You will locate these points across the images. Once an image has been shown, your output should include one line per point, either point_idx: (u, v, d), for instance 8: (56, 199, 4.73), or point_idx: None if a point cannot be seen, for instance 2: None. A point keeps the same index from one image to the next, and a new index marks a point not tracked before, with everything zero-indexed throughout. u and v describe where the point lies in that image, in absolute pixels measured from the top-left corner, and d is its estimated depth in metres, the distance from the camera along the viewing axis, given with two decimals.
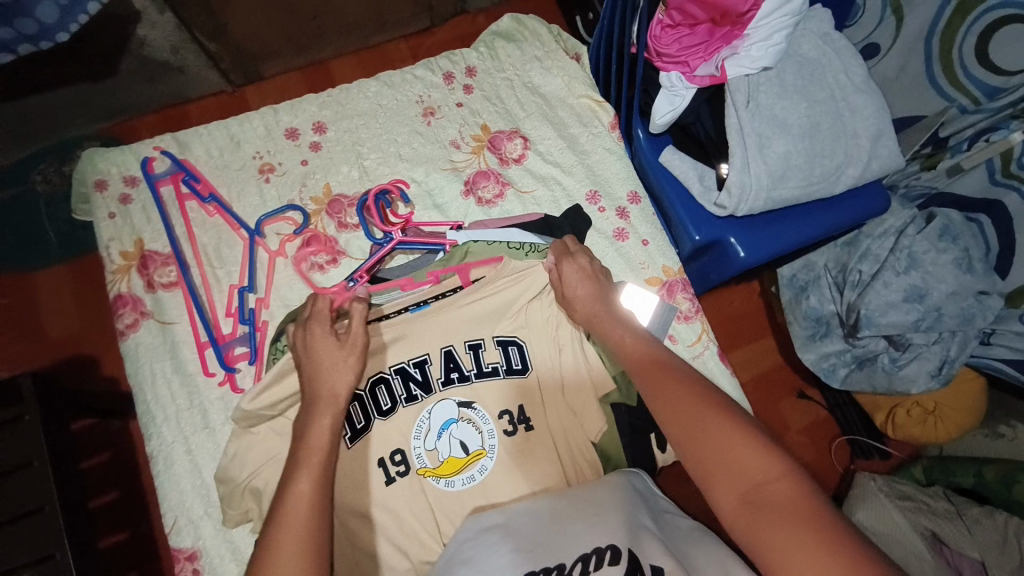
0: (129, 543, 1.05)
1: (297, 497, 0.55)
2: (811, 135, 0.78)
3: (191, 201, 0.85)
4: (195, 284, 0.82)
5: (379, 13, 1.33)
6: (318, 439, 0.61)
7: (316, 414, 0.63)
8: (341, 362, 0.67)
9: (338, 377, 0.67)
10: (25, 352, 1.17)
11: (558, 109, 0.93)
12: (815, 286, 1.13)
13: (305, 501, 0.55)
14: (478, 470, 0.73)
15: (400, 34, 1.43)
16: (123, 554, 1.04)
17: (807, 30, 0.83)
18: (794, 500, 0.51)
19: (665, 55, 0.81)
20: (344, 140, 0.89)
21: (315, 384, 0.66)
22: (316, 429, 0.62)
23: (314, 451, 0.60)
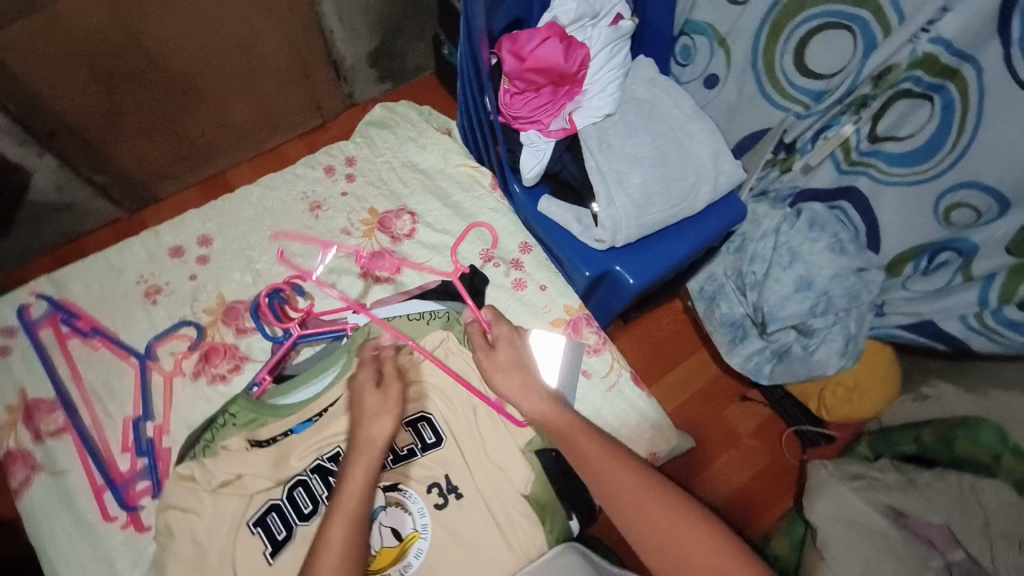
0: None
1: (326, 549, 0.60)
2: (660, 164, 0.87)
3: (74, 339, 0.81)
4: (85, 425, 0.77)
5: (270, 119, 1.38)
6: (354, 490, 0.65)
7: (352, 464, 0.67)
8: (382, 411, 0.71)
9: (377, 424, 0.70)
10: None
11: (439, 180, 0.98)
12: (722, 294, 1.21)
13: (344, 546, 0.61)
14: (413, 556, 0.71)
15: (293, 134, 1.48)
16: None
17: (637, 77, 0.93)
18: None
19: (520, 117, 0.88)
20: (232, 248, 0.90)
21: (363, 431, 0.69)
22: (351, 478, 0.66)
23: (354, 498, 0.64)
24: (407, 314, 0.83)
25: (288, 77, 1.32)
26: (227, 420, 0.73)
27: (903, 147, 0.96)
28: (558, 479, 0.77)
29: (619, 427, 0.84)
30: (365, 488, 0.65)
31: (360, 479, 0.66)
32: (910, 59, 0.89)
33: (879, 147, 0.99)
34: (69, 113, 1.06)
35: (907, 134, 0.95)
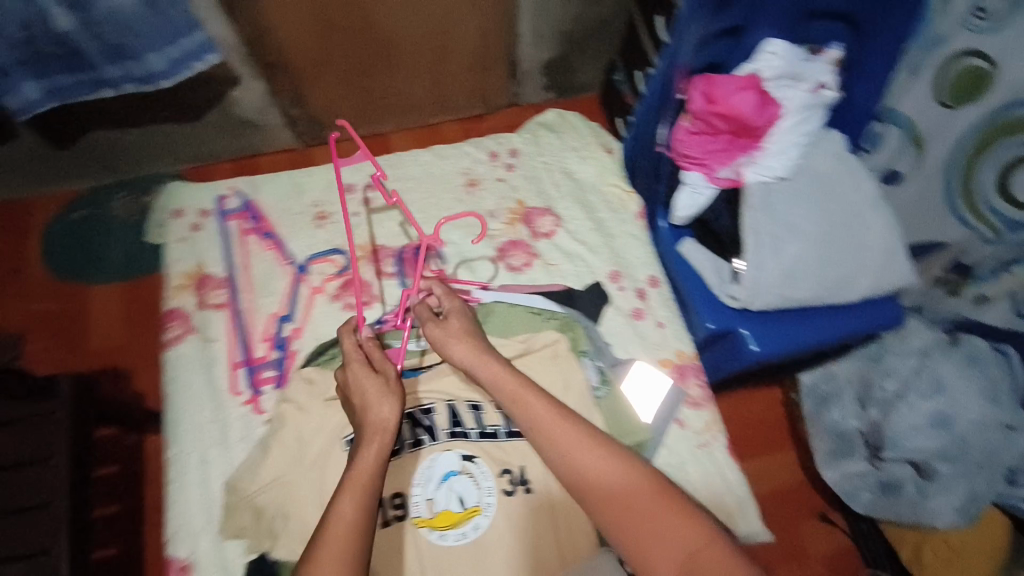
0: (117, 560, 1.08)
1: (339, 516, 0.63)
2: (822, 242, 0.83)
3: (251, 236, 0.94)
4: (240, 308, 0.89)
5: (439, 99, 1.51)
6: (364, 469, 0.67)
7: (364, 441, 0.69)
8: (381, 396, 0.72)
9: (378, 407, 0.71)
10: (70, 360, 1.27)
11: (590, 194, 1.02)
12: (838, 399, 1.11)
13: (344, 526, 0.63)
14: (471, 527, 0.75)
15: (455, 118, 1.60)
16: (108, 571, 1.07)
17: (822, 149, 0.89)
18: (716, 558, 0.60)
19: (689, 157, 0.87)
20: (392, 199, 0.99)
21: (367, 415, 0.71)
22: (363, 455, 0.68)
23: (362, 475, 0.67)
24: (528, 307, 0.87)
25: (471, 63, 1.43)
26: None
27: None
28: None
29: (700, 485, 0.81)
30: (376, 463, 0.68)
31: (367, 461, 0.68)
32: None
33: None
34: (290, 51, 1.23)
35: None
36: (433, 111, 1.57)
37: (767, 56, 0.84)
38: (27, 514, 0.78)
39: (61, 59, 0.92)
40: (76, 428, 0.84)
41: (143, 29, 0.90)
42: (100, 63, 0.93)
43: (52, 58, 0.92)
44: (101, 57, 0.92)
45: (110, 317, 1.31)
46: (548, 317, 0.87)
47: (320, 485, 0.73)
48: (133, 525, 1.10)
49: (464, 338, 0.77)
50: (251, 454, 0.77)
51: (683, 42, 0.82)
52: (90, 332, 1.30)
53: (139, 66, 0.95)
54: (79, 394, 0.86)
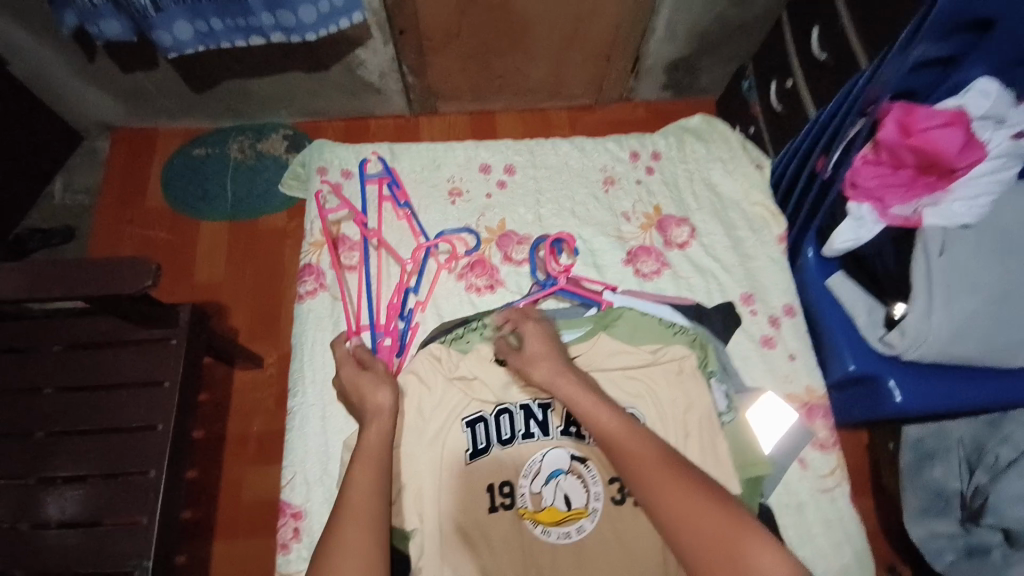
0: (195, 485, 1.16)
1: (353, 488, 0.64)
2: (1003, 302, 0.76)
3: (388, 203, 0.96)
4: (371, 272, 0.91)
5: (555, 85, 1.50)
6: (371, 448, 0.69)
7: (366, 423, 0.71)
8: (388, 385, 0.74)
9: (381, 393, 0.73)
10: (174, 288, 1.34)
11: (730, 209, 0.97)
12: (942, 457, 0.99)
13: (361, 503, 0.63)
14: (576, 529, 0.73)
15: (564, 106, 1.59)
16: (194, 491, 1.15)
17: (1015, 201, 0.81)
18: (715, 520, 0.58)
19: (861, 187, 0.82)
20: (528, 186, 0.98)
21: (368, 402, 0.73)
22: (367, 436, 0.70)
23: (369, 452, 0.68)
24: (659, 317, 0.83)
25: (600, 53, 1.40)
26: (478, 326, 0.82)
27: None
28: None
29: (816, 532, 0.78)
30: (382, 440, 0.70)
31: (376, 438, 0.69)
32: None
33: None
34: (426, 20, 1.25)
35: None
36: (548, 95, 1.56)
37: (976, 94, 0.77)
38: (140, 432, 0.85)
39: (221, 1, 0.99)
40: (190, 359, 0.90)
41: None
42: (256, 10, 1.00)
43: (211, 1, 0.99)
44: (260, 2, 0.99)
45: (217, 251, 1.38)
46: (678, 331, 0.83)
47: (437, 458, 0.75)
48: (217, 453, 1.18)
49: (543, 341, 0.76)
50: None
51: (896, 63, 0.74)
52: (196, 264, 1.37)
53: (293, 15, 1.01)
54: (194, 327, 0.92)
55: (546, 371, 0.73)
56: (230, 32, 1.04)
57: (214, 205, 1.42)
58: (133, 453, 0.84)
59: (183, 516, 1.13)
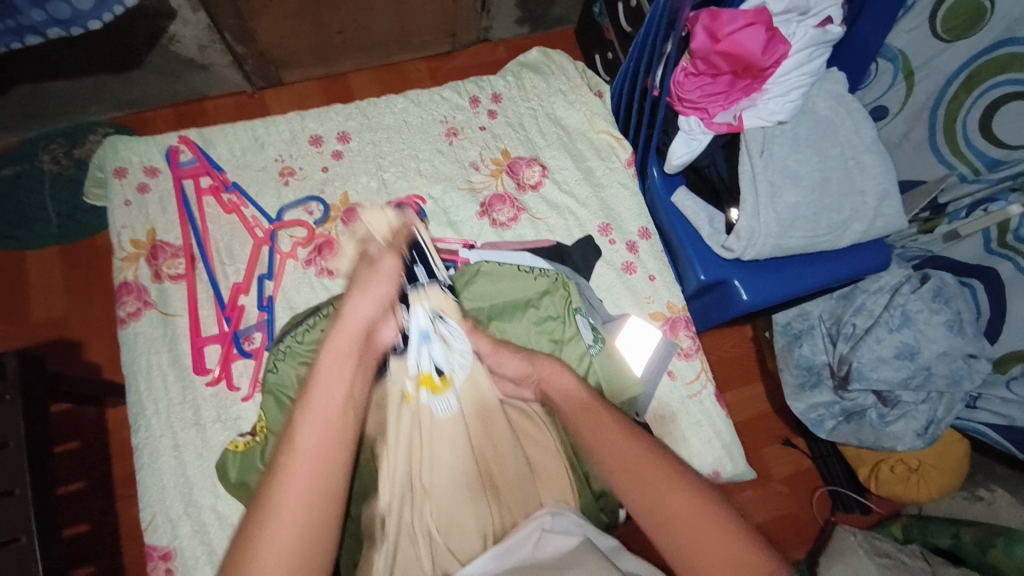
0: (89, 538, 1.04)
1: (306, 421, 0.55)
2: (820, 188, 0.82)
3: (209, 196, 0.85)
4: (205, 277, 0.82)
5: None
6: (330, 372, 0.59)
7: (342, 355, 0.60)
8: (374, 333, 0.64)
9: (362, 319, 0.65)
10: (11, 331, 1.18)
11: (577, 141, 0.96)
12: (808, 337, 1.33)
13: (311, 455, 0.54)
14: (452, 397, 0.73)
15: None
16: (83, 547, 1.03)
17: (822, 90, 0.87)
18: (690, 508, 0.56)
19: (686, 100, 0.84)
20: (366, 150, 0.91)
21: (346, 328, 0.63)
22: (336, 364, 0.60)
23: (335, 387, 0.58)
24: (518, 265, 0.83)
25: None
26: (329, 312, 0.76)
27: None
28: None
29: (689, 435, 0.82)
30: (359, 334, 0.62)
31: (341, 373, 0.59)
32: None
33: None
34: None
35: None
36: None
37: None
38: None
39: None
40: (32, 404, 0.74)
41: None
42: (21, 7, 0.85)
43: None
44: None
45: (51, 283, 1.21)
46: (538, 273, 0.82)
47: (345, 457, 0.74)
48: (103, 500, 1.06)
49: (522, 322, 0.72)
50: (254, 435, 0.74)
51: None
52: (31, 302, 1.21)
53: (66, 7, 0.87)
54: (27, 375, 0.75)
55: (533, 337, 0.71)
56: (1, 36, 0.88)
57: (35, 228, 1.25)
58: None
59: None
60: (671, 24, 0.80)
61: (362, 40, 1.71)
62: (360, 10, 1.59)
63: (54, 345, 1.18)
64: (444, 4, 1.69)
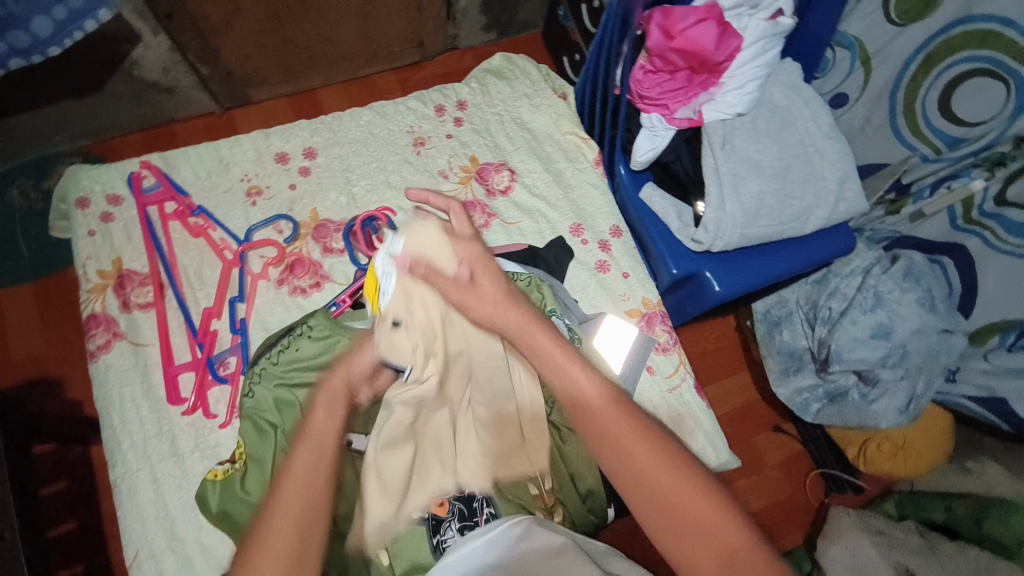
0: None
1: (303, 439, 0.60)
2: (782, 176, 0.84)
3: (175, 221, 0.85)
4: (173, 304, 0.81)
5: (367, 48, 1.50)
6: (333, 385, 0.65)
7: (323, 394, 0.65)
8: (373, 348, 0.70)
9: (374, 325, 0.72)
10: None
11: (544, 144, 0.96)
12: (787, 322, 1.36)
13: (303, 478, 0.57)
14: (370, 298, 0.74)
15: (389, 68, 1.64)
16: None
17: (777, 81, 0.89)
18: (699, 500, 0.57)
19: (647, 97, 0.85)
20: (332, 165, 0.90)
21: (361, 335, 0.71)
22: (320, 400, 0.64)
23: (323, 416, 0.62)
24: None
25: None
26: (301, 330, 0.75)
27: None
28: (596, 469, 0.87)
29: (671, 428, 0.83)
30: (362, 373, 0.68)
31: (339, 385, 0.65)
32: None
33: (1003, 211, 1.13)
34: None
35: None
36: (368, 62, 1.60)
37: None
38: None
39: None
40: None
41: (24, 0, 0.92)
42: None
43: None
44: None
45: (27, 320, 1.21)
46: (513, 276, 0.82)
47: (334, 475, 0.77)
48: (94, 538, 1.06)
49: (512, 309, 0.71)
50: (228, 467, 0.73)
51: None
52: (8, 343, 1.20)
53: (26, 35, 0.96)
54: None
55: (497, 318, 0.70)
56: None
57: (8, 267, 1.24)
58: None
59: None
60: (626, 23, 0.82)
61: (328, 53, 1.70)
62: (325, 24, 1.59)
63: (35, 385, 1.17)
64: (408, 14, 1.69)
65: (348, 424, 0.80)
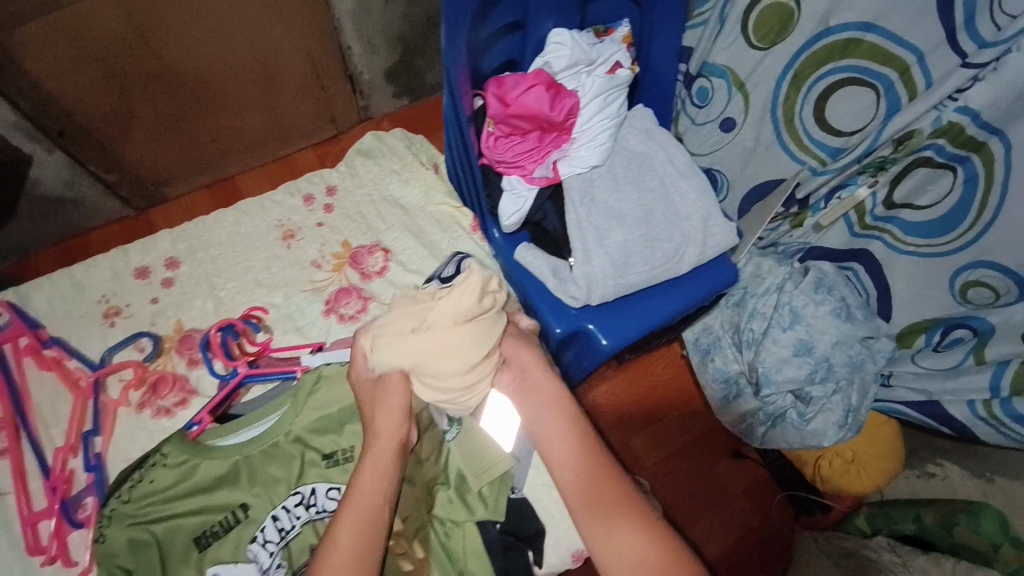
0: None
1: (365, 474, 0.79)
2: (645, 221, 0.86)
3: (27, 357, 0.94)
4: (28, 449, 0.89)
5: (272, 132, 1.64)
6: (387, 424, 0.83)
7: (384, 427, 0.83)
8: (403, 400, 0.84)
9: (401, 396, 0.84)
10: None
11: (418, 218, 1.03)
12: (717, 349, 1.35)
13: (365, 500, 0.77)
14: None
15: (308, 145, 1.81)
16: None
17: (631, 128, 0.93)
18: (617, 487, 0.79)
19: (503, 162, 0.86)
20: (197, 274, 1.01)
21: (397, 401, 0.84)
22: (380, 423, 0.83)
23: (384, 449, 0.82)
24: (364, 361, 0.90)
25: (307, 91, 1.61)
26: (157, 458, 0.84)
27: (918, 216, 1.10)
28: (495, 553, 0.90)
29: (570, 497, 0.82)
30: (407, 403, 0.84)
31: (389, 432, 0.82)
32: (933, 127, 1.03)
33: (895, 214, 1.13)
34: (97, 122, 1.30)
35: (925, 203, 1.09)
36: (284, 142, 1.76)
37: (554, 48, 0.89)
38: None
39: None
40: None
41: None
42: None
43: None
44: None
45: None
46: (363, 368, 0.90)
47: None
48: None
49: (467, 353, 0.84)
50: None
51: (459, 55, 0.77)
52: None
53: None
54: None
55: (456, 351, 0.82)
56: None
57: None
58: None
59: None
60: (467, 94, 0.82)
61: (238, 142, 1.70)
62: (226, 117, 1.60)
63: None
64: (314, 94, 1.69)
65: (215, 555, 0.83)
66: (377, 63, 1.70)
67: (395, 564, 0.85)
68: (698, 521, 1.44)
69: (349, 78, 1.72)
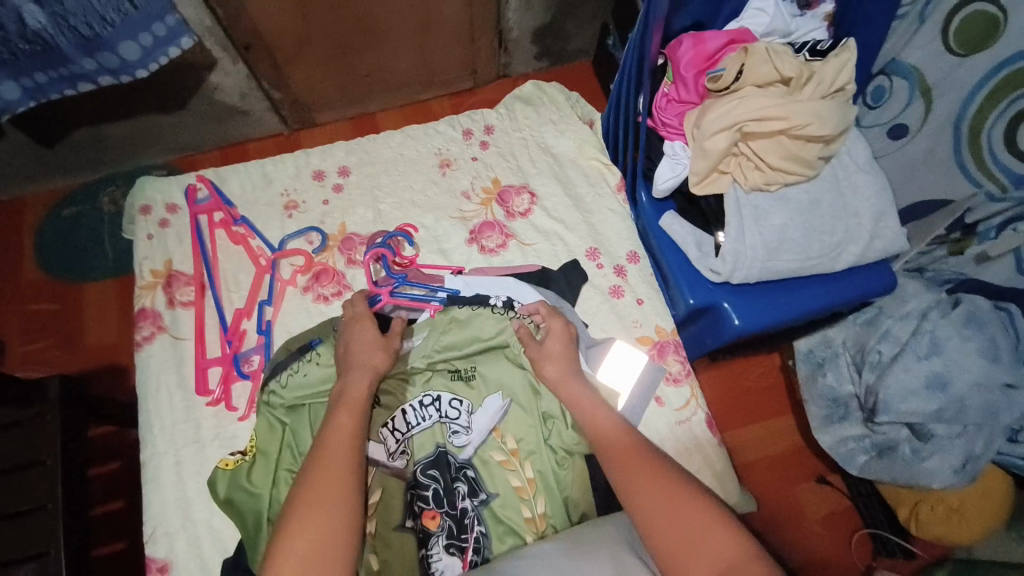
0: (121, 556, 1.23)
1: (336, 430, 0.80)
2: (807, 211, 0.90)
3: (220, 228, 1.08)
4: (211, 303, 1.03)
5: (426, 77, 1.83)
6: (356, 394, 0.84)
7: (356, 373, 0.86)
8: (376, 338, 0.90)
9: (372, 351, 0.89)
10: (64, 356, 1.56)
11: (567, 168, 1.12)
12: (832, 364, 1.28)
13: (336, 477, 0.76)
14: (676, 164, 0.95)
15: (445, 93, 1.92)
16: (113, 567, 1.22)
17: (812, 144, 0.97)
18: (697, 513, 0.71)
19: (669, 126, 0.97)
20: (364, 184, 1.12)
21: (355, 356, 0.88)
22: (355, 383, 0.85)
23: (344, 431, 0.80)
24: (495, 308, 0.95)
25: (455, 33, 1.69)
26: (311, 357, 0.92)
27: None
28: (597, 492, 0.90)
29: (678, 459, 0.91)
30: (367, 389, 0.85)
31: (359, 389, 0.85)
32: None
33: None
34: (264, 27, 1.44)
35: None
36: (424, 86, 1.87)
37: (755, 12, 0.97)
38: (26, 516, 0.90)
39: (41, 57, 1.07)
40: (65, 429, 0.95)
41: (115, 19, 1.04)
42: (75, 57, 1.08)
43: (30, 59, 1.06)
44: (75, 50, 1.07)
45: (107, 313, 1.60)
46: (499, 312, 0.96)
47: None
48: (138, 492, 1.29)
49: (376, 344, 0.89)
50: (241, 462, 0.89)
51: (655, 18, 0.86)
52: (86, 331, 1.59)
53: (114, 57, 1.10)
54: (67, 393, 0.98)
55: (360, 356, 0.88)
56: (56, 83, 1.13)
57: (94, 267, 1.64)
58: (27, 540, 0.89)
59: (99, 553, 1.22)
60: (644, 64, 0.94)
61: (387, 80, 1.79)
62: (383, 52, 1.67)
63: (105, 369, 1.55)
64: (463, 44, 1.74)
65: None
66: (528, 21, 1.72)
67: (506, 477, 0.90)
68: (772, 532, 1.38)
69: (497, 33, 1.74)
